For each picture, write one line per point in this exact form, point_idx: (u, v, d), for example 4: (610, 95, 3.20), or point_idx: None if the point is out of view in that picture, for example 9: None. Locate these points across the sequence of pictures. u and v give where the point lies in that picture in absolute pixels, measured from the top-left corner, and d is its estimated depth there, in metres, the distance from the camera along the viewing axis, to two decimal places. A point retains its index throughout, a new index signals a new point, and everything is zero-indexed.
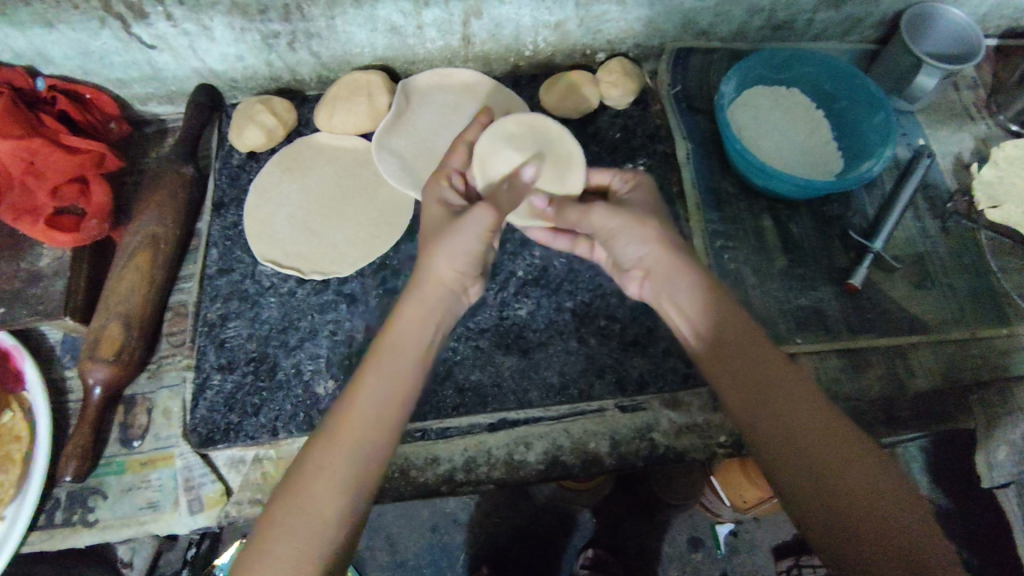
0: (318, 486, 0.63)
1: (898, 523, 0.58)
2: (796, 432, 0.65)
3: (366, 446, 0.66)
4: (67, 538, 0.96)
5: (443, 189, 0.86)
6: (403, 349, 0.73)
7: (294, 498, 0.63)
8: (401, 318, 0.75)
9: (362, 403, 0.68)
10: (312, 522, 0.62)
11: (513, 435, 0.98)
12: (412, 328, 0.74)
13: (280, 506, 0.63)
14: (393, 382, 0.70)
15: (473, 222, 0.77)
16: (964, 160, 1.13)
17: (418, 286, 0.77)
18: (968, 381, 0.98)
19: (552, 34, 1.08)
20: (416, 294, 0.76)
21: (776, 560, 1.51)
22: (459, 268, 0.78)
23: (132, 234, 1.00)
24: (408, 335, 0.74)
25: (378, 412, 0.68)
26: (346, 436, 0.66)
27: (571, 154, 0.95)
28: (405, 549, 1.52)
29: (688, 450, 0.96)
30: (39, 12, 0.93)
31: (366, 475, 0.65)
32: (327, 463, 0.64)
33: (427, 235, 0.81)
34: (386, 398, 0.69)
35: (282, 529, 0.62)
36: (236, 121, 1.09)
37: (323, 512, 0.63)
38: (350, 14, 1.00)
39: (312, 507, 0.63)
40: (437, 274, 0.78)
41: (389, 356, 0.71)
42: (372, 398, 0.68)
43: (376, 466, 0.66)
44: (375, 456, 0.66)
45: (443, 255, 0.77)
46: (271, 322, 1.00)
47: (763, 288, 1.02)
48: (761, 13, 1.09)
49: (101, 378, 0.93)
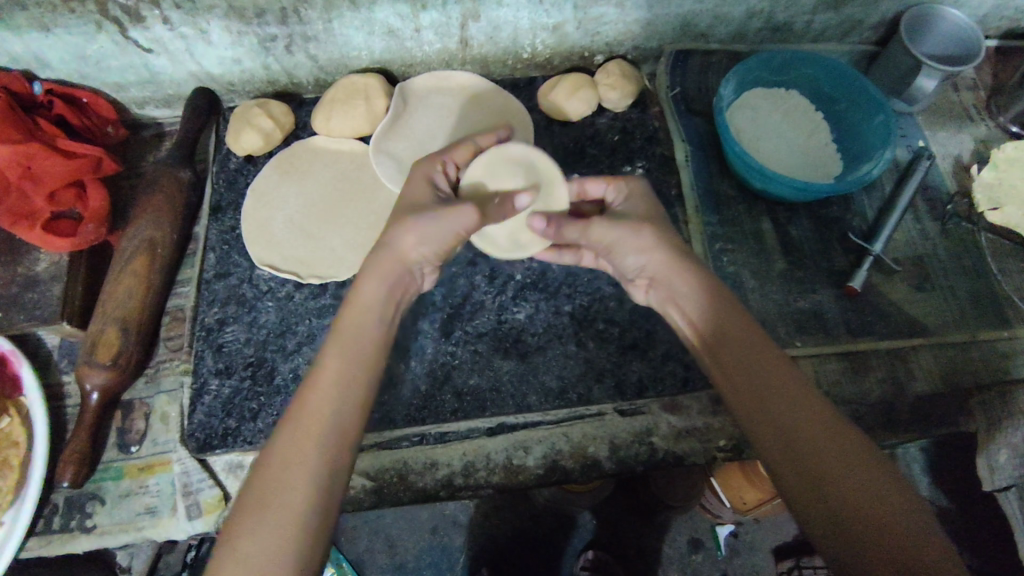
0: (289, 464, 0.62)
1: (901, 528, 0.58)
2: (798, 435, 0.65)
3: (332, 420, 0.66)
4: (65, 542, 0.96)
5: (434, 174, 0.85)
6: (361, 327, 0.74)
7: (266, 481, 0.62)
8: (356, 298, 0.76)
9: (323, 385, 0.68)
10: (284, 504, 0.60)
11: (511, 439, 0.98)
12: (369, 308, 0.75)
13: (252, 493, 0.61)
14: (354, 359, 0.71)
15: (455, 220, 0.76)
16: (964, 162, 1.12)
17: (375, 264, 0.77)
18: (969, 385, 0.97)
19: (550, 37, 1.08)
20: (369, 273, 0.77)
21: (777, 561, 1.50)
22: (424, 249, 0.78)
23: (129, 238, 0.99)
24: (365, 314, 0.75)
25: (341, 388, 0.68)
26: (316, 412, 0.66)
27: (563, 205, 0.90)
28: (405, 550, 1.52)
29: (688, 454, 0.96)
30: (35, 16, 0.92)
31: (335, 449, 0.65)
32: (296, 443, 0.63)
33: (400, 211, 0.80)
34: (347, 373, 0.69)
35: (259, 512, 0.60)
36: (235, 125, 1.09)
37: (296, 492, 0.61)
38: (347, 17, 0.99)
39: (285, 487, 0.61)
40: (400, 251, 0.77)
41: (349, 336, 0.72)
42: (334, 374, 0.69)
43: (343, 440, 0.66)
44: (342, 430, 0.66)
45: (412, 233, 0.76)
46: (268, 326, 0.99)
47: (763, 291, 1.02)
48: (760, 14, 1.08)
49: (99, 383, 0.93)
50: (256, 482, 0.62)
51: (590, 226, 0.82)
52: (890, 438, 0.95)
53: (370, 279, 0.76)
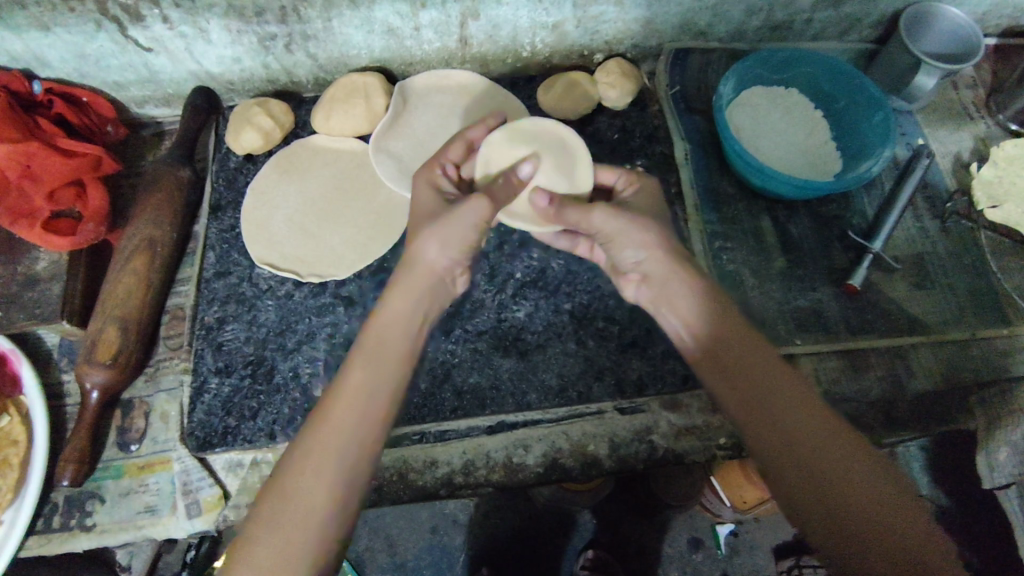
0: (306, 480, 0.63)
1: (897, 526, 0.59)
2: (796, 435, 0.65)
3: (353, 436, 0.65)
4: (65, 541, 0.96)
5: (436, 179, 0.85)
6: (389, 342, 0.72)
7: (280, 487, 0.63)
8: (384, 312, 0.74)
9: (342, 394, 0.67)
10: (295, 512, 0.61)
11: (511, 438, 0.98)
12: (395, 317, 0.73)
13: (267, 501, 0.63)
14: (376, 368, 0.69)
15: (467, 215, 0.76)
16: (964, 160, 1.12)
17: (405, 277, 0.75)
18: (969, 383, 0.97)
19: (550, 35, 1.08)
20: (399, 286, 0.75)
21: (777, 561, 1.50)
22: (450, 257, 0.76)
23: (128, 237, 0.99)
24: (392, 323, 0.73)
25: (365, 406, 0.67)
26: (331, 423, 0.65)
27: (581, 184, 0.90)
28: (405, 550, 1.52)
29: (688, 452, 0.96)
30: (35, 15, 0.92)
31: (354, 469, 0.64)
32: (308, 451, 0.64)
33: (415, 223, 0.79)
34: (371, 391, 0.68)
35: (270, 517, 0.61)
36: (234, 123, 1.09)
37: (306, 500, 0.62)
38: (347, 16, 0.99)
39: (301, 503, 0.62)
40: (427, 263, 0.76)
41: (372, 344, 0.71)
42: (358, 391, 0.67)
43: (363, 459, 0.65)
44: (363, 448, 0.65)
45: (434, 241, 0.75)
46: (268, 325, 0.99)
47: (762, 289, 1.02)
48: (760, 13, 1.08)
49: (98, 382, 0.93)
50: (272, 495, 0.62)
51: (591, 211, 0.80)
52: (891, 435, 0.95)
53: (399, 293, 0.74)
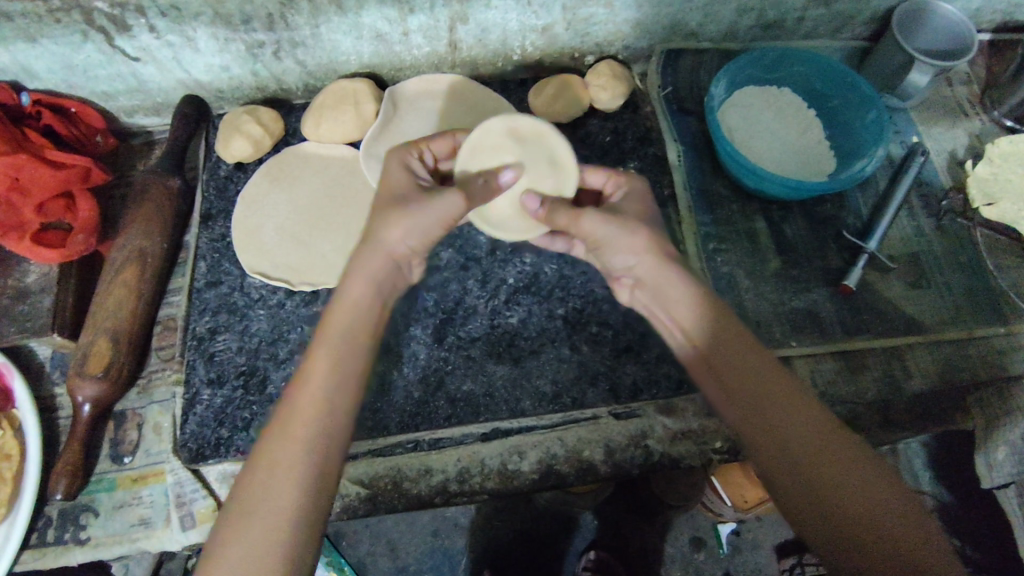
0: (280, 468, 0.62)
1: (898, 532, 0.58)
2: (787, 438, 0.64)
3: (321, 420, 0.65)
4: (59, 555, 0.96)
5: (411, 160, 0.81)
6: (352, 328, 0.71)
7: (254, 485, 0.62)
8: (345, 295, 0.72)
9: (309, 389, 0.66)
10: (270, 509, 0.61)
11: (506, 445, 0.98)
12: (358, 307, 0.72)
13: (240, 501, 0.62)
14: (344, 358, 0.68)
15: (440, 205, 0.74)
16: (958, 157, 1.11)
17: (360, 261, 0.73)
18: (966, 382, 0.97)
19: (540, 38, 1.07)
20: (354, 270, 0.73)
21: (779, 559, 1.49)
22: (411, 244, 0.74)
23: (118, 249, 0.99)
24: (353, 313, 0.71)
25: (332, 389, 0.66)
26: (298, 422, 0.64)
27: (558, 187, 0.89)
28: (406, 554, 1.52)
29: (684, 457, 0.96)
30: (21, 27, 0.92)
31: (325, 453, 0.64)
32: (280, 447, 0.63)
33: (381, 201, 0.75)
34: (337, 375, 0.67)
35: (246, 518, 0.60)
36: (223, 132, 1.08)
37: (282, 499, 0.61)
38: (334, 22, 0.99)
39: (273, 498, 0.61)
40: (388, 246, 0.73)
41: (340, 332, 0.70)
42: (324, 378, 0.67)
43: (334, 440, 0.65)
44: (330, 434, 0.65)
45: (400, 224, 0.72)
46: (260, 335, 0.99)
47: (757, 290, 1.01)
48: (750, 12, 1.08)
49: (90, 395, 0.93)
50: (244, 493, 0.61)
51: (580, 217, 0.78)
52: (887, 436, 0.94)
53: (359, 274, 0.73)
